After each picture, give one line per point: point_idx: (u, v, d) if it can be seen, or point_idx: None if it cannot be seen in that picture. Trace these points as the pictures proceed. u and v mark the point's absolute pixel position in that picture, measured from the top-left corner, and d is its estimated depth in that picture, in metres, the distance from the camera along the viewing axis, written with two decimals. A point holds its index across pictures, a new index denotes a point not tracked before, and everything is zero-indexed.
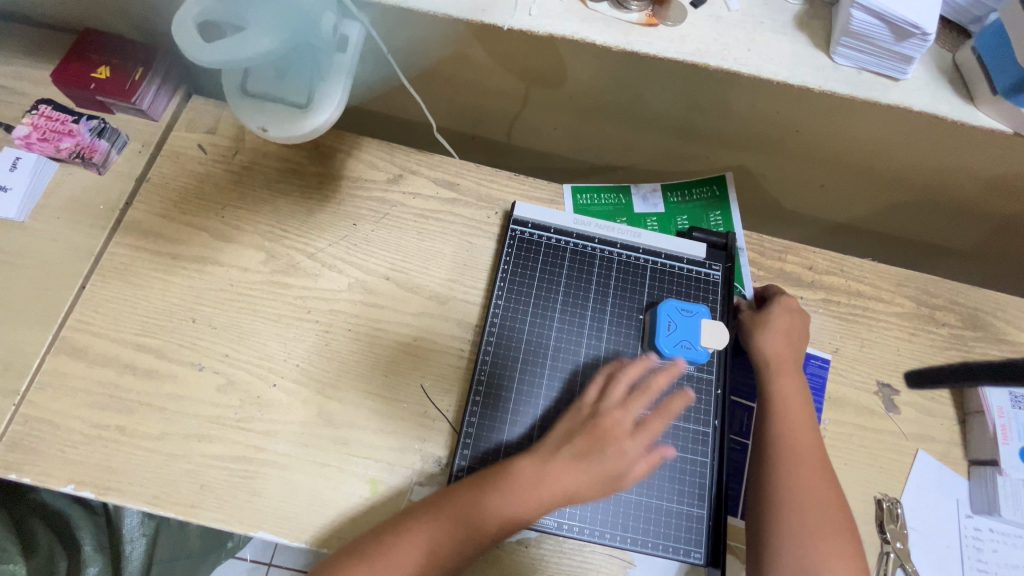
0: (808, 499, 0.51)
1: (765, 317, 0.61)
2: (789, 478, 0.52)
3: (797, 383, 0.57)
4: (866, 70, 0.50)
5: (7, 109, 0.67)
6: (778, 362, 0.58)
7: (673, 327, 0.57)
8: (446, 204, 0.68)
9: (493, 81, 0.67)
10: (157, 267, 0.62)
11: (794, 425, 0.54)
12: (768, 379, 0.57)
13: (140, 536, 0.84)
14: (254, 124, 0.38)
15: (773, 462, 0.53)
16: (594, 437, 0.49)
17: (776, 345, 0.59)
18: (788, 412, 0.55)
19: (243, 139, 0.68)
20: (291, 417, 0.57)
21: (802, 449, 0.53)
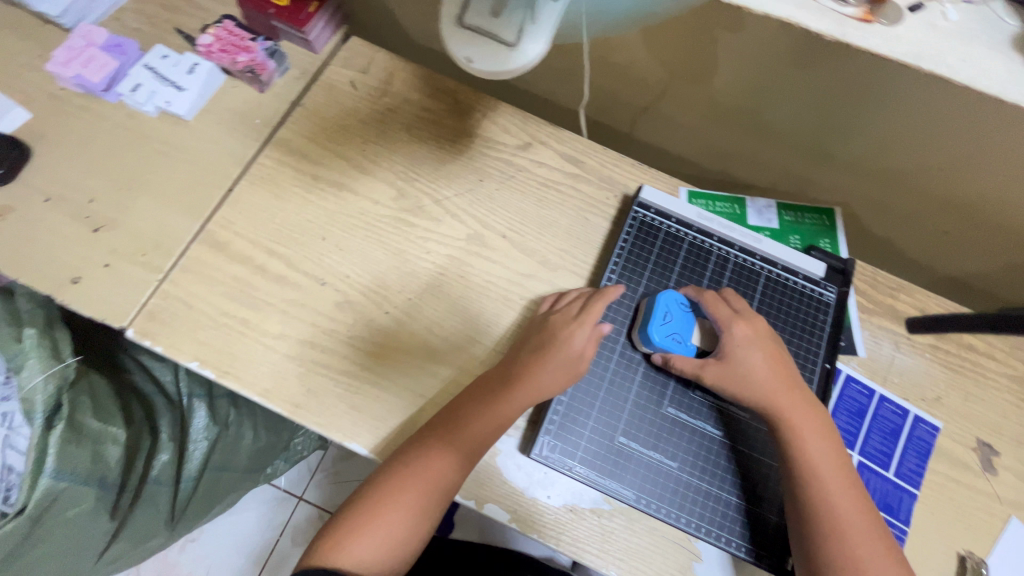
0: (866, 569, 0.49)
1: (743, 350, 0.55)
2: (846, 555, 0.49)
3: (817, 433, 0.53)
4: None
5: (190, 20, 0.73)
6: (782, 411, 0.54)
7: (668, 319, 0.56)
8: (569, 178, 0.70)
9: (638, 69, 0.68)
10: (298, 184, 0.66)
11: (834, 485, 0.52)
12: (790, 438, 0.53)
13: (202, 439, 0.88)
14: (460, 55, 0.41)
15: (821, 542, 0.50)
16: (545, 339, 0.57)
17: (774, 390, 0.54)
18: (826, 479, 0.52)
19: (392, 84, 0.72)
20: (397, 344, 0.60)
21: (847, 513, 0.51)
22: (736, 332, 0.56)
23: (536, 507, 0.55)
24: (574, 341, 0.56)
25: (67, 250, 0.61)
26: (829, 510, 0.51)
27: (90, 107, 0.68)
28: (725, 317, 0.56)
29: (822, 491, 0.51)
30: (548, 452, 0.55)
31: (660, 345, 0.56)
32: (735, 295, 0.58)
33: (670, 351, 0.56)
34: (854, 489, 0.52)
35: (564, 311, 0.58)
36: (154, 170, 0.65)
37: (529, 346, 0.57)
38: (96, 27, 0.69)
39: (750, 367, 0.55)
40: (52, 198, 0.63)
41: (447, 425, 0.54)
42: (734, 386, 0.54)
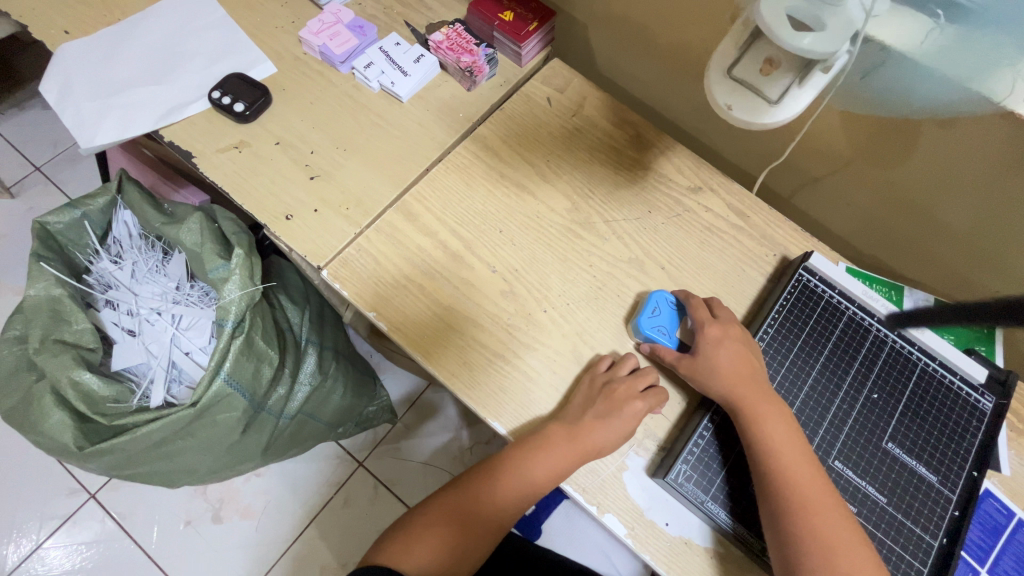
0: (829, 536, 0.51)
1: (712, 349, 0.59)
2: (810, 525, 0.52)
3: (774, 415, 0.56)
4: None
5: (420, 17, 0.82)
6: (740, 393, 0.57)
7: (657, 313, 0.64)
8: (732, 227, 0.72)
9: (826, 141, 0.71)
10: (486, 178, 0.72)
11: (790, 459, 0.54)
12: (747, 420, 0.56)
13: (307, 383, 0.95)
14: (721, 101, 0.46)
15: (782, 512, 0.52)
16: (611, 401, 0.58)
17: (734, 381, 0.57)
18: (785, 455, 0.54)
19: (583, 107, 0.78)
20: (549, 342, 0.64)
21: (806, 484, 0.53)
22: (708, 333, 0.60)
23: (654, 529, 0.57)
24: (634, 412, 0.58)
25: (286, 190, 0.70)
26: (787, 484, 0.53)
27: (326, 73, 0.77)
28: (703, 322, 0.61)
29: (781, 466, 0.54)
30: (682, 479, 0.57)
31: (647, 335, 0.63)
32: (718, 304, 0.64)
33: (656, 342, 0.63)
34: (810, 462, 0.55)
35: (634, 379, 0.60)
36: (367, 137, 0.73)
37: (594, 411, 0.58)
38: (345, 8, 0.79)
39: (718, 360, 0.58)
40: (280, 142, 0.72)
41: (504, 465, 0.60)
42: (701, 380, 0.58)
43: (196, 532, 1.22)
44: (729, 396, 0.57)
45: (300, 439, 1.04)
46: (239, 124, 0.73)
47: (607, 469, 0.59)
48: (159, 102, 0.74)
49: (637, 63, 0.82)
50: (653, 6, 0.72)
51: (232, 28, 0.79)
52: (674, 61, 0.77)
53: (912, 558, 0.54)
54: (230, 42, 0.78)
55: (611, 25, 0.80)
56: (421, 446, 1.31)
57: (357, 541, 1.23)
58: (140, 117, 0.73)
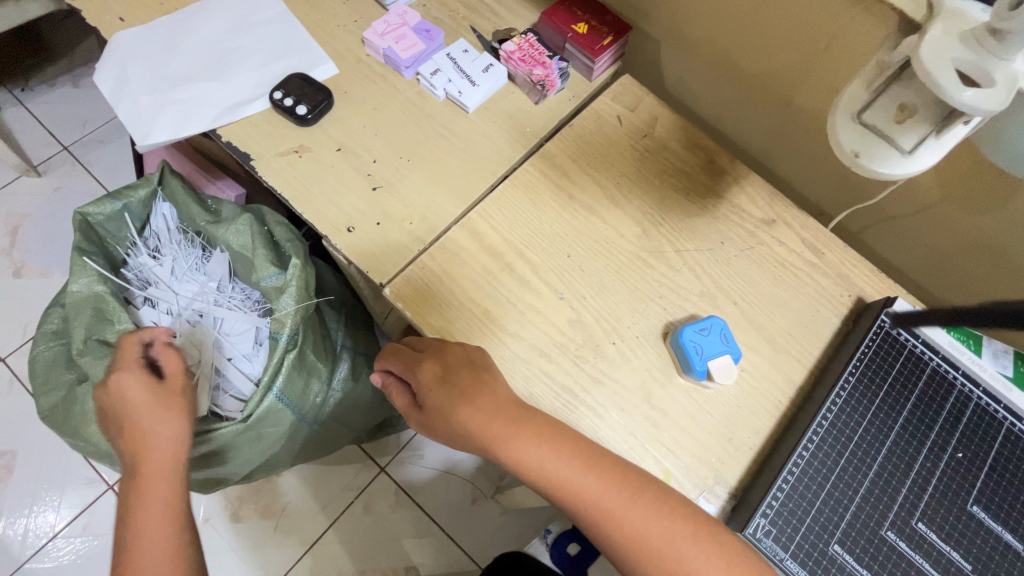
0: (646, 538, 0.49)
1: (440, 396, 0.54)
2: (628, 539, 0.49)
3: (529, 441, 0.51)
4: None
5: (488, 24, 0.79)
6: (487, 432, 0.52)
7: (705, 333, 0.61)
8: (806, 263, 0.69)
9: (909, 180, 0.68)
10: (554, 197, 0.69)
11: (563, 479, 0.50)
12: (510, 458, 0.51)
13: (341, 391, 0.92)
14: (847, 148, 0.42)
15: (602, 537, 0.50)
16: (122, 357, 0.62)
17: (475, 423, 0.52)
18: (561, 481, 0.50)
19: (654, 127, 0.75)
20: (620, 377, 0.61)
21: (599, 491, 0.50)
22: (426, 377, 0.55)
23: None
24: (121, 390, 0.59)
25: (347, 200, 0.67)
26: (583, 506, 0.50)
27: (389, 77, 0.74)
28: (402, 369, 0.58)
29: (566, 494, 0.50)
30: None
31: (683, 341, 0.61)
32: (423, 340, 0.59)
33: (687, 353, 0.60)
34: (593, 469, 0.51)
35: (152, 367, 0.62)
36: (431, 148, 0.71)
37: (130, 408, 0.58)
38: (412, 10, 0.76)
39: (447, 410, 0.53)
40: (342, 148, 0.69)
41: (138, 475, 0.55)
42: (451, 430, 0.53)
43: (214, 529, 1.20)
44: (478, 440, 0.52)
45: (327, 446, 1.02)
46: (300, 127, 0.70)
47: None
48: (216, 99, 0.71)
49: (709, 83, 0.79)
50: (737, 28, 0.69)
51: (293, 23, 0.76)
52: (750, 85, 0.74)
53: None
54: (290, 39, 0.75)
55: (687, 43, 0.76)
56: (444, 455, 1.29)
57: (377, 549, 1.22)
58: (196, 114, 0.70)
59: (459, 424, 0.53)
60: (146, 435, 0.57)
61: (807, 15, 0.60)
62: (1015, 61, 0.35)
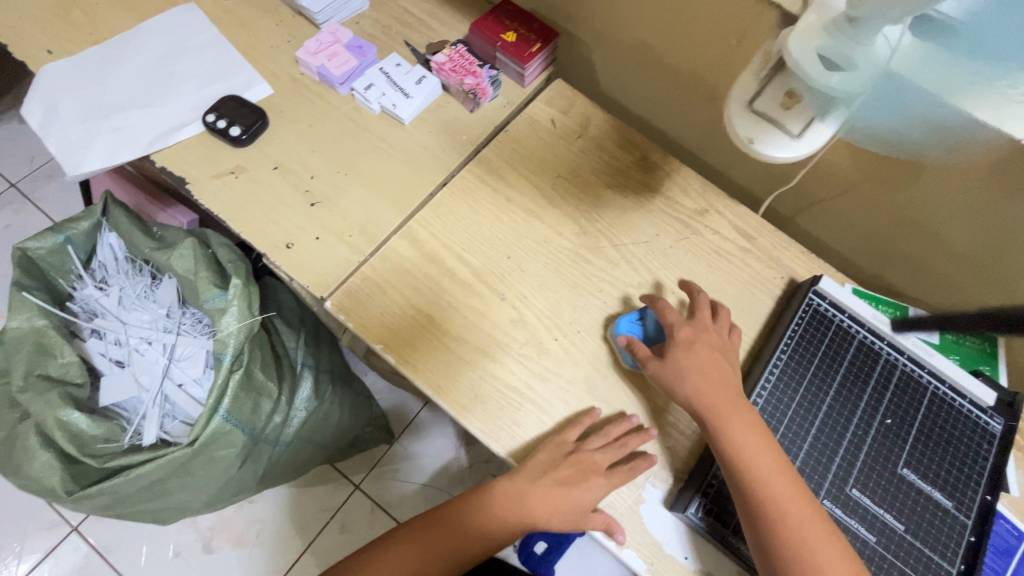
0: (814, 547, 0.52)
1: (682, 350, 0.60)
2: (797, 542, 0.52)
3: (743, 422, 0.56)
4: None
5: (421, 37, 0.81)
6: (709, 403, 0.57)
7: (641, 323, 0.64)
8: (740, 250, 0.72)
9: (827, 163, 0.72)
10: (493, 202, 0.71)
11: (763, 471, 0.54)
12: (720, 437, 0.56)
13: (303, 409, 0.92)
14: (742, 135, 0.45)
15: (765, 523, 0.52)
16: (576, 468, 0.57)
17: (707, 388, 0.58)
18: (764, 471, 0.54)
19: (588, 128, 0.77)
20: (564, 372, 0.63)
21: (781, 491, 0.53)
22: (679, 334, 0.61)
23: (673, 563, 0.56)
24: (591, 466, 0.57)
25: (286, 217, 0.67)
26: (770, 498, 0.53)
27: (325, 94, 0.75)
28: (672, 324, 0.62)
29: (759, 484, 0.54)
30: (703, 513, 0.56)
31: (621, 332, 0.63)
32: (699, 309, 0.64)
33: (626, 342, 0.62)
34: (787, 472, 0.55)
35: (611, 452, 0.58)
36: (369, 160, 0.72)
37: (575, 491, 0.57)
38: (344, 28, 0.78)
39: (687, 364, 0.59)
40: (279, 167, 0.70)
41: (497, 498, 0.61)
42: (672, 383, 0.59)
43: (186, 563, 1.17)
44: (703, 403, 0.58)
45: (293, 466, 1.01)
46: (235, 148, 0.70)
47: (624, 503, 0.58)
48: (150, 125, 0.71)
49: (640, 83, 0.82)
50: (657, 29, 0.72)
51: (226, 47, 0.77)
52: (678, 82, 0.77)
53: None
54: (224, 62, 0.76)
55: (615, 45, 0.79)
56: (420, 468, 1.28)
57: None
58: (130, 141, 0.70)
59: (682, 372, 0.59)
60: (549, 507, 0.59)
61: (717, 14, 0.63)
62: (874, 44, 0.38)
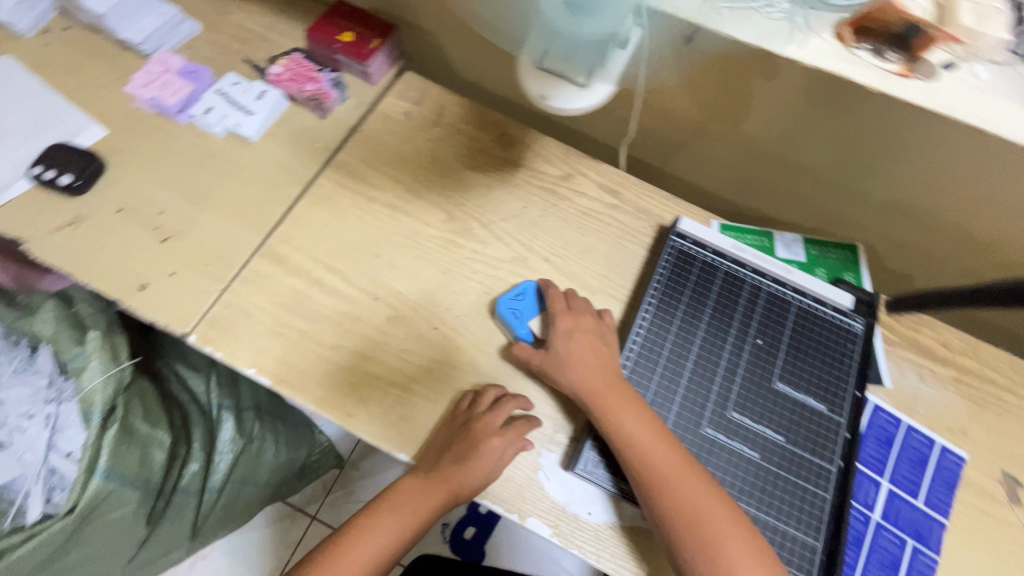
0: (699, 512, 0.52)
1: (563, 341, 0.60)
2: (681, 508, 0.52)
3: (623, 401, 0.57)
4: None
5: (259, 51, 0.78)
6: (590, 387, 0.57)
7: (520, 298, 0.65)
8: (608, 208, 0.74)
9: (672, 109, 0.74)
10: (355, 204, 0.70)
11: (646, 444, 0.55)
12: (602, 419, 0.56)
13: (228, 451, 0.88)
14: (535, 93, 0.46)
15: (649, 495, 0.53)
16: (467, 441, 0.57)
17: (587, 374, 0.58)
18: (644, 445, 0.55)
19: (444, 115, 0.77)
20: (446, 359, 0.63)
21: (663, 462, 0.54)
22: (560, 326, 0.61)
23: (578, 522, 0.57)
24: (485, 441, 0.56)
25: (137, 258, 0.64)
26: (652, 469, 0.54)
27: (163, 125, 0.72)
28: (556, 314, 0.62)
29: (641, 458, 0.54)
30: (591, 466, 0.58)
31: (502, 311, 0.64)
32: (575, 297, 0.64)
33: (507, 320, 0.63)
34: (669, 442, 0.55)
35: (494, 415, 0.58)
36: (220, 185, 0.69)
37: (472, 461, 0.57)
38: (175, 55, 0.75)
39: (567, 353, 0.59)
40: (124, 208, 0.67)
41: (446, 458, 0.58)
42: (555, 376, 0.59)
43: None
44: (583, 391, 0.57)
45: (241, 512, 0.95)
46: (73, 197, 0.67)
47: (523, 473, 0.58)
48: None
49: (492, 62, 0.82)
50: None
51: (49, 94, 0.73)
52: None
53: (815, 486, 0.57)
54: (48, 111, 0.72)
55: (458, 29, 0.79)
56: (377, 485, 1.26)
57: None
58: None
59: (563, 362, 0.59)
60: (487, 457, 0.57)
61: None
62: None
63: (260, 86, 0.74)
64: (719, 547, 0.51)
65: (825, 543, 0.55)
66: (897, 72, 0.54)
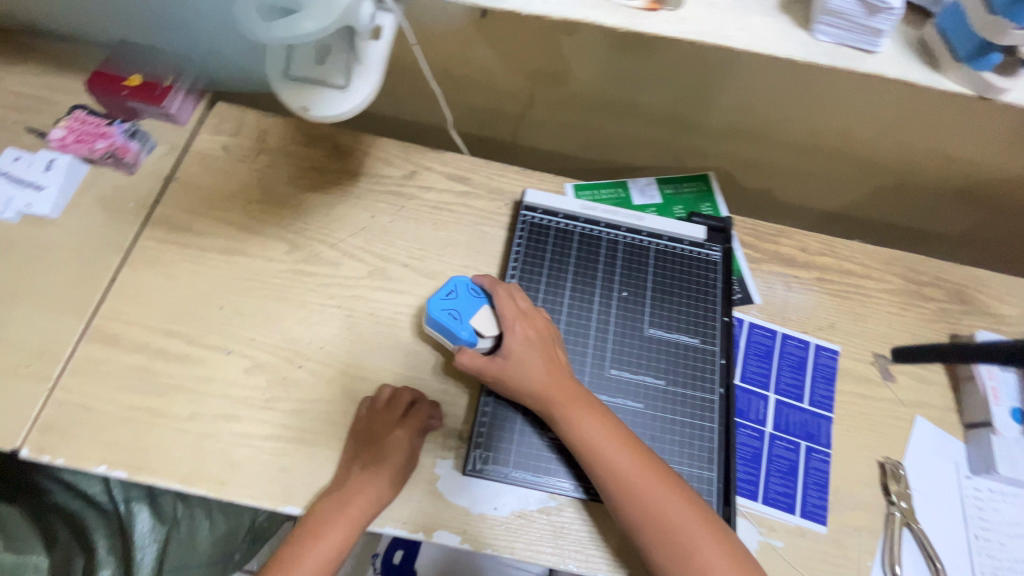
0: (669, 517, 0.49)
1: (518, 347, 0.55)
2: (647, 515, 0.49)
3: (585, 407, 0.53)
4: (843, 45, 0.51)
5: (41, 116, 0.70)
6: (548, 395, 0.54)
7: (452, 296, 0.57)
8: (459, 196, 0.71)
9: (499, 81, 0.72)
10: (187, 258, 0.65)
11: (608, 450, 0.52)
12: (563, 428, 0.53)
13: (151, 542, 0.82)
14: (296, 106, 0.42)
15: (615, 503, 0.50)
16: (374, 441, 0.55)
17: (545, 381, 0.54)
18: (608, 452, 0.51)
19: (266, 141, 0.72)
20: (317, 396, 0.59)
21: (629, 468, 0.51)
22: (513, 331, 0.55)
23: (485, 520, 0.56)
24: (392, 434, 0.55)
25: None
26: (615, 475, 0.51)
27: None
28: (506, 317, 0.56)
29: (606, 466, 0.51)
30: (481, 464, 0.57)
31: (435, 315, 0.56)
32: (521, 294, 0.58)
33: (444, 324, 0.56)
34: (630, 446, 0.52)
35: (391, 409, 0.57)
36: (24, 274, 0.62)
37: (387, 457, 0.55)
38: None
39: (521, 359, 0.54)
40: None
41: (357, 466, 0.55)
42: (515, 384, 0.54)
43: None
44: (543, 400, 0.54)
45: None
46: None
47: (421, 489, 0.56)
48: None
49: None
50: None
51: None
52: None
53: (701, 419, 0.58)
54: None
55: None
56: None
57: None
58: None
59: (521, 370, 0.54)
60: (398, 450, 0.55)
61: None
62: None
63: (47, 156, 0.66)
64: (691, 554, 0.48)
65: (719, 471, 0.57)
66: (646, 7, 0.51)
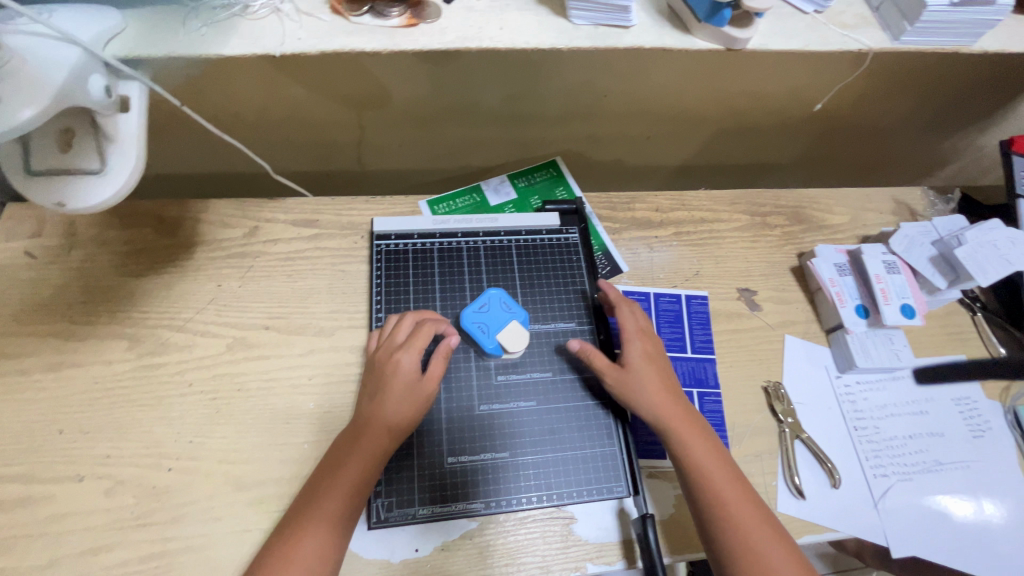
0: (762, 549, 0.50)
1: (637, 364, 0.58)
2: (741, 542, 0.51)
3: (700, 432, 0.56)
4: (599, 24, 0.51)
5: None
6: (666, 414, 0.56)
7: (484, 308, 0.61)
8: (310, 241, 0.68)
9: (323, 114, 0.70)
10: (5, 388, 0.57)
11: (716, 477, 0.54)
12: (676, 446, 0.55)
13: None
14: (50, 203, 0.39)
15: (716, 523, 0.52)
16: (378, 371, 0.56)
17: (661, 399, 0.57)
18: (716, 479, 0.53)
19: (77, 233, 0.64)
20: (196, 495, 0.54)
21: (734, 495, 0.53)
22: (631, 350, 0.59)
23: (408, 566, 0.53)
24: (396, 358, 0.55)
25: None
26: (719, 501, 0.52)
27: None
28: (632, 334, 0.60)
29: (714, 487, 0.53)
30: (385, 511, 0.54)
31: (466, 325, 0.61)
32: (640, 316, 0.62)
33: (473, 336, 0.60)
34: (737, 479, 0.54)
35: (394, 338, 0.58)
36: None
37: (392, 383, 0.54)
38: None
39: (643, 374, 0.58)
40: None
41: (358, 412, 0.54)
42: (629, 397, 0.57)
43: None
44: (660, 415, 0.56)
45: None
46: None
47: None
48: None
49: None
50: None
51: None
52: None
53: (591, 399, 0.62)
54: None
55: None
56: None
57: None
58: None
59: (640, 385, 0.57)
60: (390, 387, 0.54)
61: None
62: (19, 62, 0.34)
63: None
64: None
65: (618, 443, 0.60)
66: (401, 24, 0.50)
